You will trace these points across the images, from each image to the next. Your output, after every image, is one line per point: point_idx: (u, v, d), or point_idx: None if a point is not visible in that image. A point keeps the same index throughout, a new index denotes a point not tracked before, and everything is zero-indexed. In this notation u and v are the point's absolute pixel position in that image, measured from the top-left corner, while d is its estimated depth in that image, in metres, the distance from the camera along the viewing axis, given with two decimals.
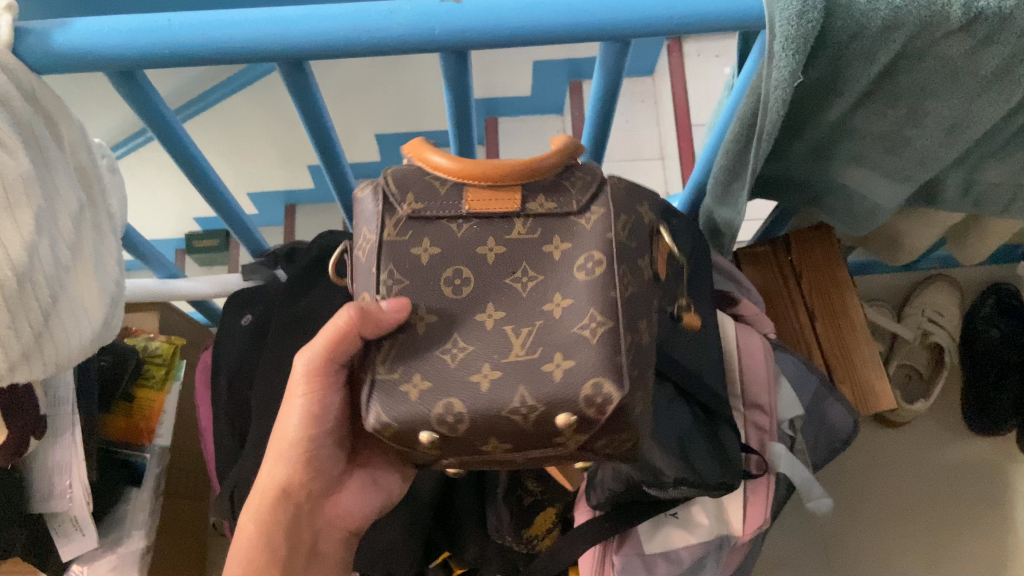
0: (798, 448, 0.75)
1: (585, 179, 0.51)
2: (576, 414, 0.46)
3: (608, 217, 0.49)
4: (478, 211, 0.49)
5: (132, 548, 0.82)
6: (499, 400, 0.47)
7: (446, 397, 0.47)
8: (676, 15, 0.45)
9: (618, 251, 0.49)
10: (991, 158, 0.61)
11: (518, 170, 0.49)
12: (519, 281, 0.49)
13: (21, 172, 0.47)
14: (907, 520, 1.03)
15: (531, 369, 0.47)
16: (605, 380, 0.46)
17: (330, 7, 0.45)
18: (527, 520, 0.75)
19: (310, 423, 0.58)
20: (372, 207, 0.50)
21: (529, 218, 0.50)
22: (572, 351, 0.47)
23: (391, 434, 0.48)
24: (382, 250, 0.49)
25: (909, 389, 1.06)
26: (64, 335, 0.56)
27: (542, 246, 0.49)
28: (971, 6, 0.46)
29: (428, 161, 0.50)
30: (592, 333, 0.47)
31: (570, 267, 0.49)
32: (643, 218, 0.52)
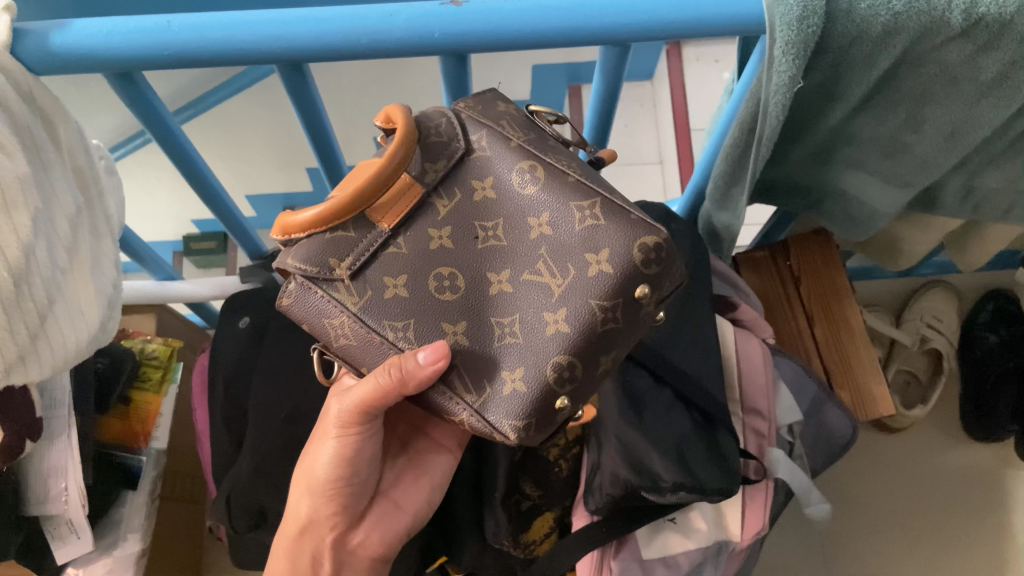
0: (797, 453, 0.76)
1: (438, 125, 0.50)
2: (643, 277, 0.46)
3: (495, 130, 0.50)
4: (399, 219, 0.48)
5: (128, 551, 0.82)
6: (584, 324, 0.46)
7: (547, 359, 0.46)
8: (676, 19, 0.45)
9: (535, 149, 0.49)
10: (991, 165, 0.61)
11: (385, 161, 0.47)
12: (490, 239, 0.48)
13: (19, 174, 0.47)
14: (908, 527, 1.03)
15: (581, 284, 0.46)
16: (645, 228, 0.46)
17: (329, 9, 0.45)
18: (525, 525, 0.74)
19: (341, 464, 0.58)
20: (315, 298, 0.48)
21: (438, 190, 0.49)
22: (597, 243, 0.46)
23: (532, 427, 0.47)
24: (365, 317, 0.48)
25: (909, 394, 1.06)
26: (60, 338, 0.56)
27: (472, 198, 0.49)
28: (972, 11, 0.46)
29: (305, 225, 0.46)
30: (596, 215, 0.46)
31: (514, 192, 0.48)
32: (512, 112, 0.52)
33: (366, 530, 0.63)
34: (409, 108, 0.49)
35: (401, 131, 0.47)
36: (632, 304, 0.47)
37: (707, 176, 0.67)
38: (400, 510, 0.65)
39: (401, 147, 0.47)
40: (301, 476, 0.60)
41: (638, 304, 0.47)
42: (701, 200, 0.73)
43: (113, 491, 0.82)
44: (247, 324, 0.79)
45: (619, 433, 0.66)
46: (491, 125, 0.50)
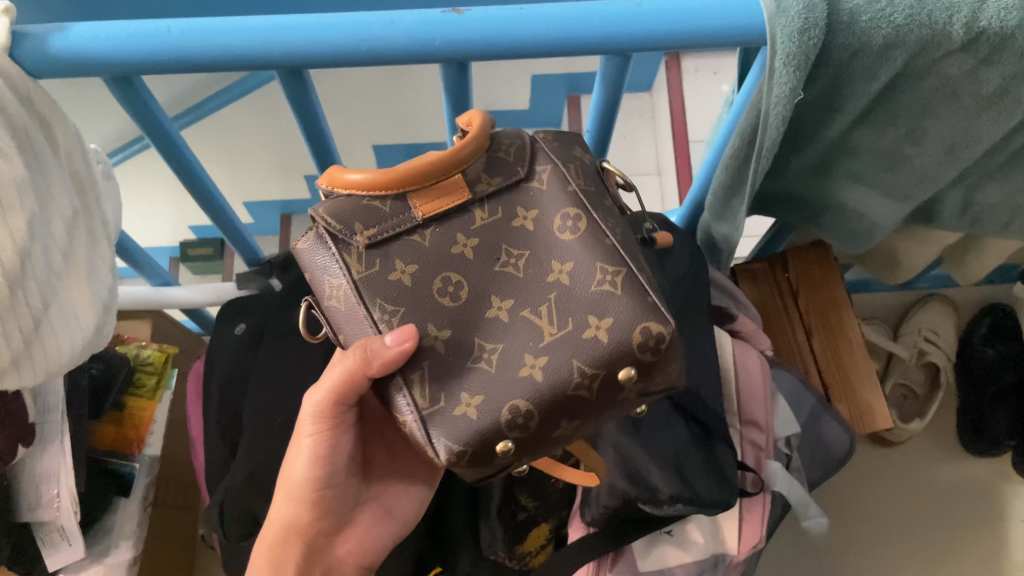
0: (795, 466, 0.75)
1: (513, 144, 0.51)
2: (635, 364, 0.47)
3: (559, 169, 0.50)
4: (433, 214, 0.48)
5: (120, 559, 0.79)
6: (560, 382, 0.46)
7: (507, 400, 0.46)
8: (678, 29, 0.45)
9: (587, 199, 0.49)
10: (990, 179, 0.61)
11: (447, 157, 0.48)
12: (509, 265, 0.49)
13: (15, 177, 0.47)
14: (902, 541, 1.03)
15: (574, 341, 0.47)
16: (655, 318, 0.47)
17: (329, 16, 0.45)
18: (520, 536, 0.73)
19: (319, 463, 0.57)
20: (327, 255, 0.48)
21: (485, 201, 0.49)
22: (605, 309, 0.47)
23: (464, 459, 0.47)
24: (360, 291, 0.48)
25: (904, 408, 1.06)
26: (55, 342, 0.55)
27: (510, 222, 0.49)
28: (973, 25, 0.46)
29: (354, 185, 0.48)
30: (615, 283, 0.47)
31: (549, 230, 0.49)
32: (583, 161, 0.53)
33: (360, 541, 0.62)
34: (491, 119, 0.51)
35: (474, 132, 0.49)
36: (613, 385, 0.47)
37: (707, 187, 0.67)
38: (392, 518, 0.65)
39: (467, 147, 0.48)
40: (282, 482, 0.59)
41: (619, 385, 0.47)
42: (699, 213, 0.73)
43: (106, 497, 0.81)
44: (243, 331, 0.79)
45: (618, 444, 0.66)
46: (559, 163, 0.50)
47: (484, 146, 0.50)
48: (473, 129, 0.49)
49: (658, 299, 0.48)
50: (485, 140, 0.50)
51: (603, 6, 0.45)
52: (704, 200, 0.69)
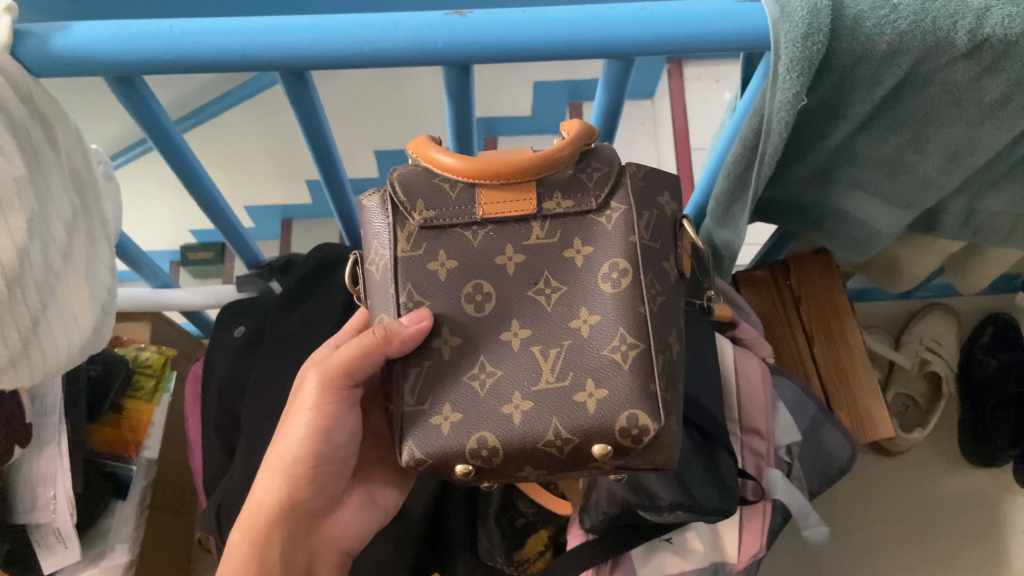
0: (795, 475, 0.75)
1: (599, 170, 0.51)
2: (612, 442, 0.47)
3: (630, 214, 0.50)
4: (492, 216, 0.50)
5: (116, 562, 0.79)
6: (534, 433, 0.47)
7: (478, 429, 0.48)
8: (681, 34, 0.45)
9: (642, 256, 0.50)
10: (992, 188, 0.61)
11: (530, 166, 0.49)
12: (542, 293, 0.50)
13: (16, 175, 0.47)
14: (903, 553, 1.02)
15: (565, 399, 0.48)
16: (650, 411, 0.47)
17: (332, 18, 0.45)
18: (517, 543, 0.73)
19: (318, 437, 0.56)
20: (382, 220, 0.51)
21: (548, 219, 0.50)
22: (604, 379, 0.48)
23: (423, 468, 0.49)
24: (398, 268, 0.50)
25: (908, 418, 1.05)
26: (53, 343, 0.55)
27: (563, 250, 0.50)
28: (978, 32, 0.46)
29: (432, 162, 0.50)
30: (627, 357, 0.48)
31: (593, 275, 0.50)
32: (666, 210, 0.53)
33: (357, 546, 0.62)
34: (587, 133, 0.51)
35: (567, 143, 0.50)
36: (584, 456, 0.48)
37: (708, 193, 0.67)
38: (374, 506, 0.64)
39: (548, 166, 0.49)
40: (269, 467, 0.57)
41: (592, 456, 0.48)
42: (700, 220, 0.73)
43: (101, 501, 0.80)
44: (243, 333, 0.79)
45: None
46: (632, 206, 0.50)
47: (568, 164, 0.50)
48: (568, 145, 0.50)
49: (664, 392, 0.48)
50: (572, 158, 0.50)
51: (606, 9, 0.45)
52: (706, 206, 0.68)
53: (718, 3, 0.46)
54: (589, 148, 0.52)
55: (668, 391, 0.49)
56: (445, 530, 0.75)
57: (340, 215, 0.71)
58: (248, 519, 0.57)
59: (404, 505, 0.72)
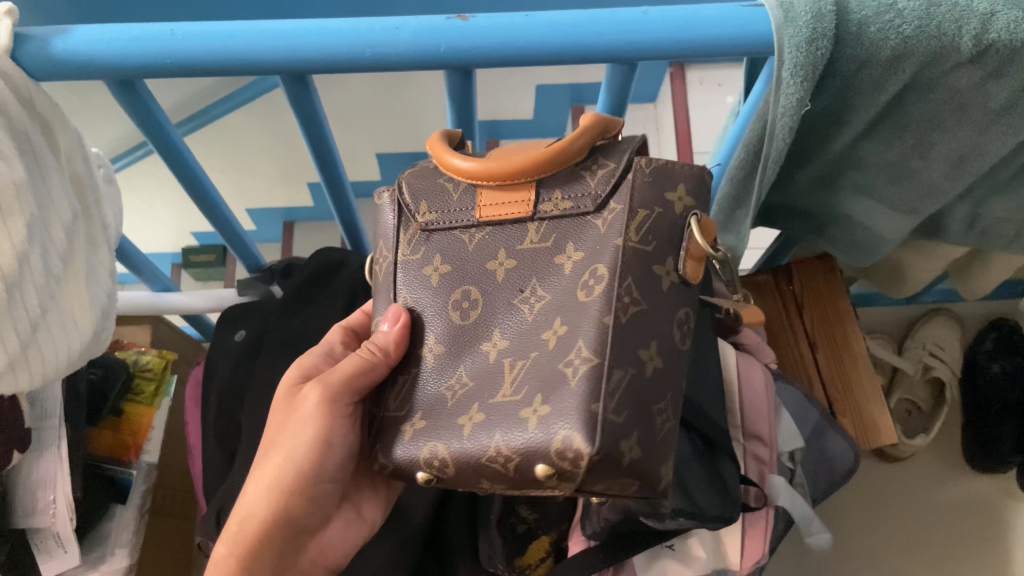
0: (797, 480, 0.74)
1: (602, 169, 0.48)
2: (553, 465, 0.43)
3: (626, 215, 0.46)
4: (488, 219, 0.50)
5: (115, 567, 0.78)
6: (478, 449, 0.46)
7: (430, 441, 0.48)
8: (683, 39, 0.45)
9: (625, 262, 0.45)
10: (997, 194, 0.60)
11: (524, 170, 0.48)
12: (526, 302, 0.48)
13: (15, 180, 0.47)
14: (901, 558, 1.01)
15: (513, 413, 0.45)
16: (582, 433, 0.42)
17: (334, 22, 0.45)
18: (520, 547, 0.72)
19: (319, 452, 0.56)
20: (389, 219, 0.55)
21: (545, 221, 0.49)
22: (550, 395, 0.44)
23: (388, 470, 0.50)
24: (398, 271, 0.54)
25: (909, 423, 1.04)
26: (53, 347, 0.55)
27: (555, 256, 0.48)
28: (982, 37, 0.46)
29: (441, 158, 0.51)
30: (575, 371, 0.44)
31: (574, 283, 0.47)
32: (674, 207, 0.47)
33: None
34: (596, 130, 0.49)
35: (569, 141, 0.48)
36: (530, 477, 0.44)
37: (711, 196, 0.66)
38: (362, 519, 0.63)
39: (548, 165, 0.48)
40: (264, 475, 0.57)
41: (539, 477, 0.44)
42: None
43: (102, 504, 0.80)
44: (243, 337, 0.79)
45: None
46: (630, 206, 0.46)
47: (573, 163, 0.49)
48: (574, 140, 0.48)
49: (615, 412, 0.43)
50: (578, 157, 0.49)
51: (609, 13, 0.45)
52: None
53: (721, 8, 0.46)
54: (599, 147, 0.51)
55: (620, 414, 0.43)
56: (446, 534, 0.75)
57: (341, 218, 0.71)
58: (235, 532, 0.56)
59: (404, 510, 0.71)
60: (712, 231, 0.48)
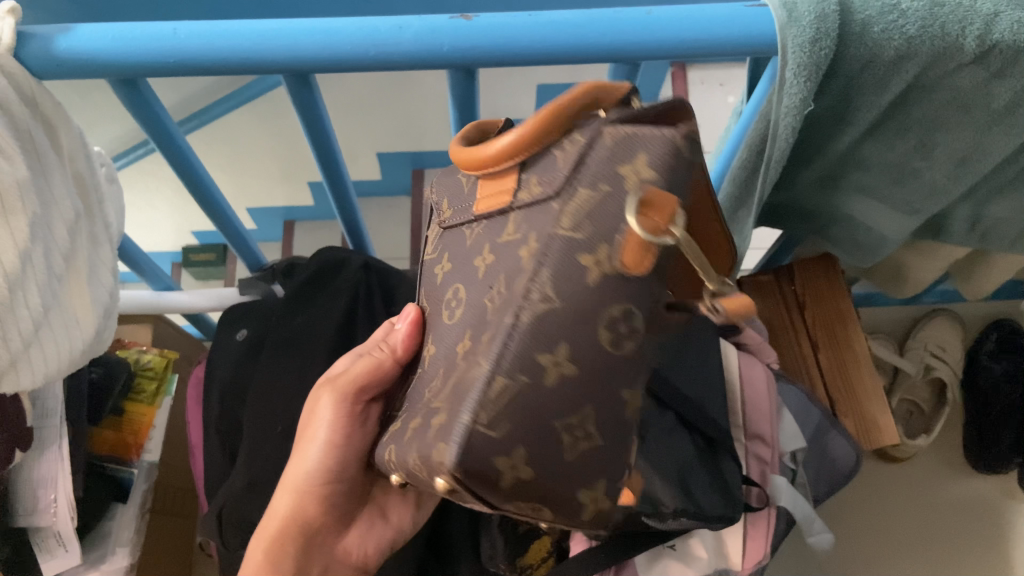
0: (799, 480, 0.74)
1: (578, 141, 0.39)
2: (448, 481, 0.36)
3: (567, 198, 0.37)
4: (482, 213, 0.44)
5: (115, 567, 0.78)
6: (401, 458, 0.40)
7: (388, 445, 0.44)
8: (686, 38, 0.45)
9: (552, 250, 0.37)
10: (999, 193, 0.60)
11: (499, 154, 0.41)
12: (492, 298, 0.40)
13: (18, 179, 0.46)
14: (900, 558, 1.01)
15: (428, 418, 0.39)
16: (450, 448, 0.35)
17: (337, 21, 0.45)
18: (521, 548, 0.71)
19: (333, 452, 0.57)
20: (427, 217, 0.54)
21: (522, 211, 0.40)
22: (452, 403, 0.37)
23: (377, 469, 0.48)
24: (423, 270, 0.52)
25: (910, 423, 1.05)
26: (55, 346, 0.55)
27: (518, 250, 0.39)
28: (986, 37, 0.46)
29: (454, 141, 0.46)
30: (478, 374, 0.36)
31: (513, 279, 0.38)
32: (628, 184, 0.37)
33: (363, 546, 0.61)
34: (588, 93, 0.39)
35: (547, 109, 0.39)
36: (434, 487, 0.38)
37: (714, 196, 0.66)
38: (376, 520, 0.63)
39: (507, 154, 0.40)
40: (285, 477, 0.58)
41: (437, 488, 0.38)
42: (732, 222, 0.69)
43: (102, 504, 0.80)
44: (245, 336, 0.79)
45: None
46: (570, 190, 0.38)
47: (546, 143, 0.40)
48: (537, 115, 0.39)
49: (490, 425, 0.35)
50: (552, 134, 0.39)
51: (612, 13, 0.45)
52: None
53: (725, 8, 0.45)
54: (593, 113, 0.39)
55: (498, 429, 0.35)
56: (447, 533, 0.75)
57: (343, 217, 0.71)
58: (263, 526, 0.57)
59: None
60: (665, 211, 0.37)
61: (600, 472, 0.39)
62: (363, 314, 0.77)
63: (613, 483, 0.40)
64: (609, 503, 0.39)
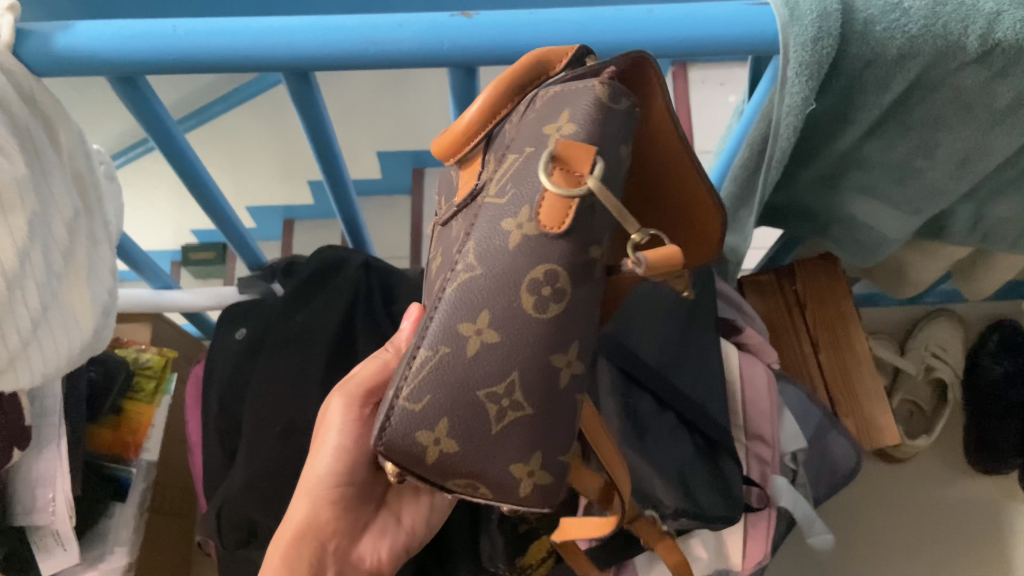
0: (799, 480, 0.74)
1: (528, 106, 0.38)
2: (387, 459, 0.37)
3: (502, 167, 0.38)
4: (459, 202, 0.41)
5: (114, 565, 0.78)
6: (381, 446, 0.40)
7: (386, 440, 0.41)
8: (689, 37, 0.45)
9: (485, 222, 0.37)
10: (1002, 193, 0.60)
11: (465, 128, 0.41)
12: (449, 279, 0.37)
13: (17, 177, 0.46)
14: (900, 558, 1.01)
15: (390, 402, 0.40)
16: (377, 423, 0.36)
17: (337, 19, 0.44)
18: (521, 548, 0.71)
19: (344, 456, 0.57)
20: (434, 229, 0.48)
21: (485, 182, 0.39)
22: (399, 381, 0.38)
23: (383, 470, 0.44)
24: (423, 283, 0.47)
25: (912, 423, 1.05)
26: (53, 345, 0.54)
27: (473, 221, 0.38)
28: (988, 36, 0.46)
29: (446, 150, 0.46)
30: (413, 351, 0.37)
31: (459, 251, 0.38)
32: (547, 141, 0.36)
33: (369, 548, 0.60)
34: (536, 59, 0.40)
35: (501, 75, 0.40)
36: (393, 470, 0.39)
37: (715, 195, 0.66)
38: (388, 521, 0.62)
39: (465, 132, 0.41)
40: (302, 482, 0.57)
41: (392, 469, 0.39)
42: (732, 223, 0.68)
43: (101, 502, 0.80)
44: (244, 335, 0.78)
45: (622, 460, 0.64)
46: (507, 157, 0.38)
47: (499, 115, 0.41)
48: (486, 89, 0.40)
49: (411, 398, 0.36)
50: (503, 106, 0.41)
51: (613, 11, 0.45)
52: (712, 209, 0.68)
53: (727, 6, 0.45)
54: (542, 82, 0.41)
55: (417, 401, 0.36)
56: (446, 533, 0.75)
57: (342, 215, 0.70)
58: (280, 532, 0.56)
59: None
60: (577, 167, 0.35)
61: (534, 445, 0.37)
62: (363, 314, 0.77)
63: (553, 456, 0.38)
64: (548, 477, 0.38)
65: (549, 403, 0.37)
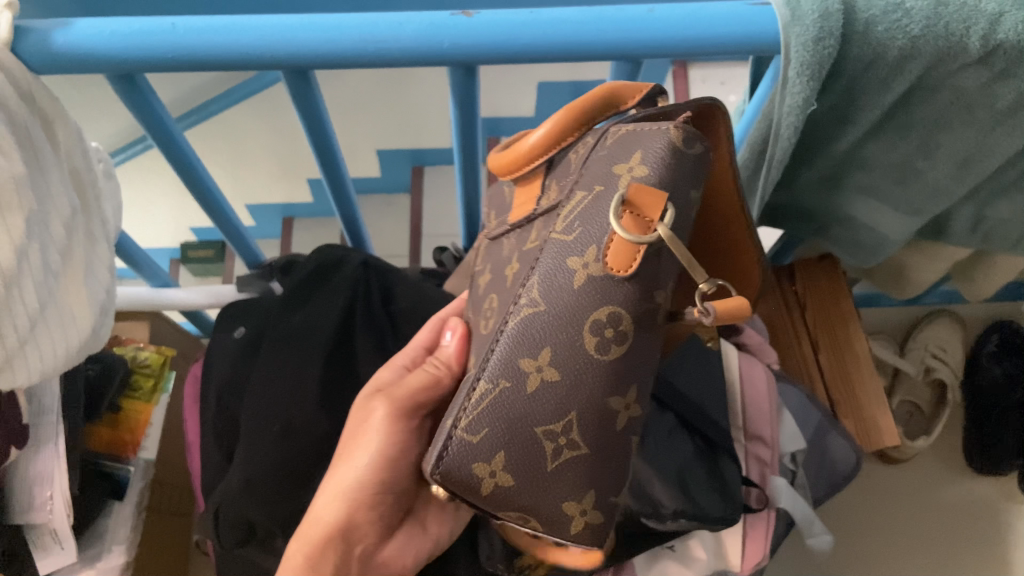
0: (798, 481, 0.73)
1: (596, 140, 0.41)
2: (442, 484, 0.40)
3: (567, 204, 0.40)
4: (515, 221, 0.46)
5: (111, 564, 0.78)
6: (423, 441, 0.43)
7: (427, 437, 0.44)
8: (689, 35, 0.44)
9: (549, 260, 0.39)
10: (1002, 194, 0.60)
11: (532, 150, 0.45)
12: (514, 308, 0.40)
13: (14, 174, 0.46)
14: (899, 559, 1.01)
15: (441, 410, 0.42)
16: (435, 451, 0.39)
17: (335, 17, 0.44)
18: (519, 547, 0.69)
19: (382, 461, 0.57)
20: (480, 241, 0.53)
21: (541, 214, 0.43)
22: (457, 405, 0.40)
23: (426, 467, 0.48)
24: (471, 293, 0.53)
25: (910, 425, 1.04)
26: (51, 344, 0.54)
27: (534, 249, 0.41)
28: (991, 37, 0.45)
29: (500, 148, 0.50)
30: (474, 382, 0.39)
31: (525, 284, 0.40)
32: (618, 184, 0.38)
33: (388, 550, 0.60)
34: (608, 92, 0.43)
35: (571, 106, 0.43)
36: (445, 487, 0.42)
37: None
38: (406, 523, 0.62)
39: (533, 151, 0.45)
40: (335, 483, 0.57)
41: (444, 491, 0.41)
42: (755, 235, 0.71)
43: (99, 501, 0.80)
44: (242, 334, 0.78)
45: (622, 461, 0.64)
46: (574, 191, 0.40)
47: (564, 143, 0.44)
48: (557, 117, 0.44)
49: (470, 430, 0.38)
50: (569, 134, 0.44)
51: (613, 11, 0.44)
52: None
53: (727, 5, 0.45)
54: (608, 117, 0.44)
55: (475, 434, 0.38)
56: None
57: (341, 214, 0.70)
58: (305, 531, 0.56)
59: None
60: (650, 213, 0.37)
61: (586, 485, 0.40)
62: (362, 313, 0.77)
63: (603, 498, 0.41)
64: (599, 516, 0.41)
65: (606, 447, 0.40)
